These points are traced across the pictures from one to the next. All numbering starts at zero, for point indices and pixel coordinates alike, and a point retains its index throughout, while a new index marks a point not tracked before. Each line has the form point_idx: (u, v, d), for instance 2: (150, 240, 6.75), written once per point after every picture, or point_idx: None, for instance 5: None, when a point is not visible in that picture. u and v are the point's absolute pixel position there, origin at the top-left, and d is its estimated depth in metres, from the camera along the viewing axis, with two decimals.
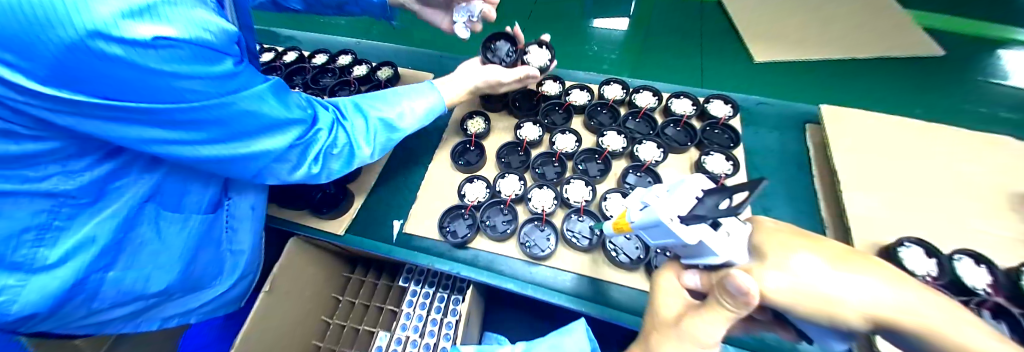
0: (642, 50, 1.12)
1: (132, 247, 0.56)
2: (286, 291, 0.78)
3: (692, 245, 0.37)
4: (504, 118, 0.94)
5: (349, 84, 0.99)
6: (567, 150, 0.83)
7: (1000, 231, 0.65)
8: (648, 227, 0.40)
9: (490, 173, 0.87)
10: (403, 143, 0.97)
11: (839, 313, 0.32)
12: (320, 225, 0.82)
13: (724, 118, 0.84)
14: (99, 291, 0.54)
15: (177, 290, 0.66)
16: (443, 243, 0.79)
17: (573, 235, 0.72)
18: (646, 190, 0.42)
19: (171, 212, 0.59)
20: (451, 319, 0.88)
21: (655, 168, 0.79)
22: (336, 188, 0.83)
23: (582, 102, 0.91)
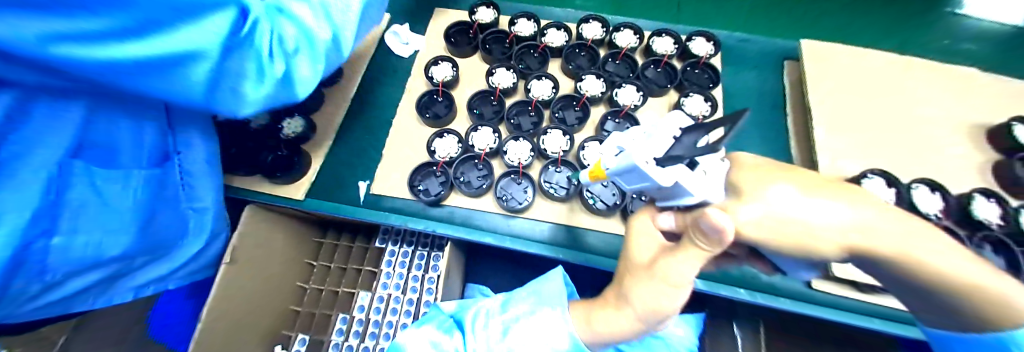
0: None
1: (70, 213, 0.43)
2: (252, 262, 0.74)
3: (667, 188, 0.32)
4: (473, 64, 0.86)
5: None
6: (544, 97, 0.77)
7: (956, 162, 0.68)
8: (622, 174, 0.35)
9: (462, 127, 0.80)
10: (362, 93, 0.87)
11: (814, 245, 0.33)
12: (277, 192, 0.75)
13: (705, 56, 0.79)
14: (48, 262, 0.42)
15: (141, 253, 0.55)
16: (415, 201, 0.76)
17: (551, 186, 0.70)
18: (621, 134, 0.37)
19: (108, 162, 0.47)
20: (433, 275, 0.88)
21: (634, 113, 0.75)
22: (286, 149, 0.75)
23: (559, 44, 0.83)
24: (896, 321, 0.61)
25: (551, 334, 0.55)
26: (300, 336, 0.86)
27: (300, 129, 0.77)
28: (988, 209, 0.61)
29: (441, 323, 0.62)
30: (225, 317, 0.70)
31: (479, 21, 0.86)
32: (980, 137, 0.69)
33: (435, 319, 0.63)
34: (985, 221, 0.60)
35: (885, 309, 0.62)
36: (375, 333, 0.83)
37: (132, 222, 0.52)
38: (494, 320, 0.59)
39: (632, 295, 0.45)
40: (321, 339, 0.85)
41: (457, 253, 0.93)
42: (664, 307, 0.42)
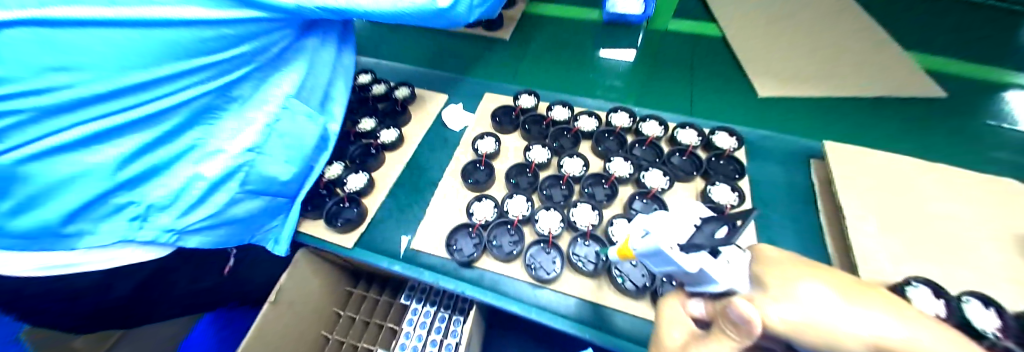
0: (644, 79, 1.13)
1: (271, 139, 0.67)
2: (292, 303, 0.79)
3: (692, 273, 0.35)
4: (515, 141, 0.96)
5: (369, 102, 1.05)
6: (575, 173, 0.83)
7: (1011, 276, 0.64)
8: (648, 256, 0.40)
9: (499, 194, 0.88)
10: (414, 158, 0.98)
11: (841, 342, 0.27)
12: (326, 237, 0.82)
13: (728, 150, 0.85)
14: (246, 172, 0.65)
15: (285, 191, 0.74)
16: (449, 261, 0.80)
17: (579, 260, 0.72)
18: (646, 218, 0.42)
19: (305, 97, 0.72)
20: (452, 341, 0.88)
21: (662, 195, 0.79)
22: (348, 202, 0.86)
23: (590, 129, 0.92)
24: None
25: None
26: None
27: (361, 185, 0.88)
28: None
29: None
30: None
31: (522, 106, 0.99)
32: None
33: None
34: None
35: None
36: None
37: (295, 162, 0.72)
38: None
39: None
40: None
41: (479, 319, 0.93)
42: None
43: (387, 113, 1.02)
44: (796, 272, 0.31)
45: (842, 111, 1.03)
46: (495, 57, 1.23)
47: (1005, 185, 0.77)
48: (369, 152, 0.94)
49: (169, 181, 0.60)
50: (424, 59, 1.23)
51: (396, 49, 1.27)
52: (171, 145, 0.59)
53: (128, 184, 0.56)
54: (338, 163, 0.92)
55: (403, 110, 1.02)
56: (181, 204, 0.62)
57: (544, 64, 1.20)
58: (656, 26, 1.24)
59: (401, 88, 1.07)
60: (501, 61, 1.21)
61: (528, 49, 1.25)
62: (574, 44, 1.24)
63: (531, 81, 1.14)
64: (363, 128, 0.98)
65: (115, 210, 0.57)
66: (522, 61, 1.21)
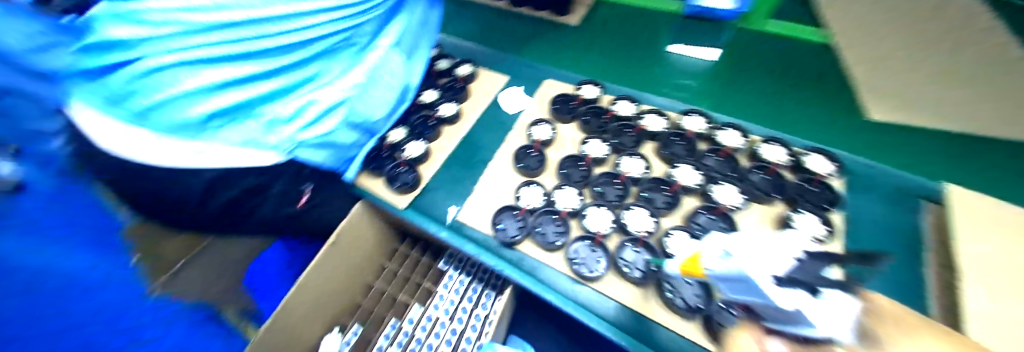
0: (726, 81, 0.97)
1: (377, 78, 0.82)
2: (344, 251, 0.84)
3: (779, 311, 0.31)
4: (571, 131, 0.89)
5: (431, 77, 1.07)
6: (634, 174, 0.78)
7: None
8: (726, 280, 0.36)
9: (548, 182, 0.85)
10: (468, 136, 0.97)
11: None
12: (381, 193, 0.86)
13: (825, 175, 0.68)
14: (358, 100, 0.79)
15: (374, 129, 0.86)
16: (492, 238, 0.81)
17: (625, 265, 0.69)
18: (725, 238, 0.39)
19: (400, 50, 0.88)
20: (482, 312, 0.93)
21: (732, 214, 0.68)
22: (406, 167, 0.89)
23: (656, 129, 0.82)
24: None
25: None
26: (354, 327, 0.93)
27: (419, 154, 0.90)
28: None
29: None
30: (310, 293, 0.80)
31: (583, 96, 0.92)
32: None
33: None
34: None
35: None
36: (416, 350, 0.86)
37: (388, 103, 0.86)
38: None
39: None
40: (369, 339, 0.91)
41: (513, 298, 0.94)
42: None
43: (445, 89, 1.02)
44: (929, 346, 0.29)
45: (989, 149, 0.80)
46: (560, 41, 1.15)
47: None
48: (428, 123, 0.95)
49: (299, 96, 0.73)
50: (487, 37, 1.19)
51: (462, 24, 1.24)
52: (297, 72, 0.72)
53: (268, 98, 0.69)
54: (403, 128, 0.94)
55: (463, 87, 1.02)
56: (302, 121, 0.73)
57: (609, 53, 1.09)
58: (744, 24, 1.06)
59: (462, 65, 1.05)
60: (564, 48, 1.12)
61: (592, 35, 1.14)
62: (646, 35, 1.11)
63: (595, 71, 1.04)
64: (425, 100, 0.99)
65: (252, 118, 0.68)
66: (585, 48, 1.11)
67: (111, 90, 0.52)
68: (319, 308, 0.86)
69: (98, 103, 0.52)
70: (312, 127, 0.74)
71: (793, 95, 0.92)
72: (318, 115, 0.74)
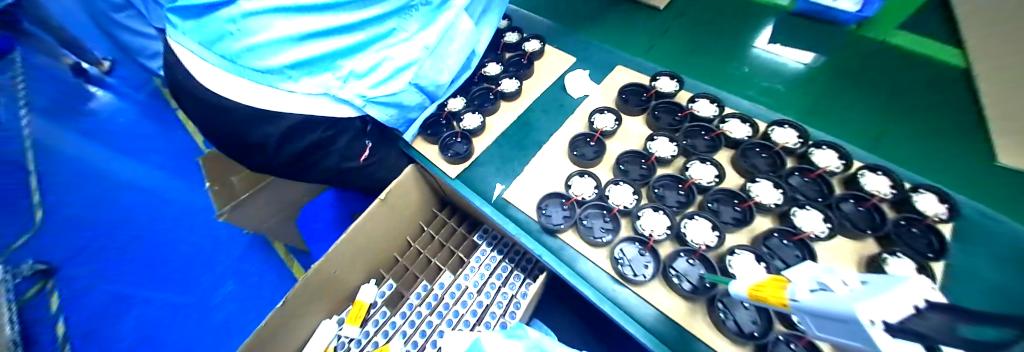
0: (826, 94, 0.84)
1: (443, 44, 0.80)
2: (388, 211, 0.87)
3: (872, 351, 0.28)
4: (637, 126, 0.84)
5: (497, 49, 1.05)
6: (703, 182, 0.72)
7: None
8: (820, 316, 0.32)
9: (603, 175, 0.81)
10: (525, 115, 0.94)
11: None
12: (439, 163, 0.87)
13: (934, 218, 0.58)
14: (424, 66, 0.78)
15: (436, 93, 0.86)
16: (534, 221, 0.79)
17: (675, 276, 0.65)
18: (842, 274, 0.34)
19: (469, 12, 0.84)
20: (509, 291, 0.92)
21: (813, 243, 0.60)
22: (461, 137, 0.90)
23: (738, 137, 0.74)
24: None
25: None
26: (389, 282, 0.99)
27: (475, 126, 0.90)
28: None
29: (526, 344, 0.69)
30: (354, 241, 0.84)
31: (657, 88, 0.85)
32: None
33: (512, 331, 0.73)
34: None
35: None
36: (442, 315, 0.89)
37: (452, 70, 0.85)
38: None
39: None
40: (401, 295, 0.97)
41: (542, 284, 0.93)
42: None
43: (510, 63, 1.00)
44: None
45: None
46: (636, 27, 1.07)
47: None
48: (489, 97, 0.95)
49: (371, 55, 0.72)
50: (559, 14, 1.14)
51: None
52: (376, 28, 0.69)
53: (345, 52, 0.68)
54: (460, 97, 0.95)
55: (528, 63, 0.99)
56: (374, 78, 0.73)
57: (686, 48, 1.00)
58: (864, 32, 0.90)
59: (531, 41, 1.02)
60: (641, 35, 1.05)
61: (671, 27, 1.04)
62: (735, 30, 0.99)
63: (670, 63, 0.97)
64: (489, 73, 0.99)
65: (327, 69, 0.69)
66: (663, 40, 1.02)
67: (209, 30, 0.59)
68: (362, 258, 0.92)
69: (198, 41, 0.62)
70: (381, 86, 0.75)
71: (908, 123, 0.78)
72: (387, 76, 0.74)
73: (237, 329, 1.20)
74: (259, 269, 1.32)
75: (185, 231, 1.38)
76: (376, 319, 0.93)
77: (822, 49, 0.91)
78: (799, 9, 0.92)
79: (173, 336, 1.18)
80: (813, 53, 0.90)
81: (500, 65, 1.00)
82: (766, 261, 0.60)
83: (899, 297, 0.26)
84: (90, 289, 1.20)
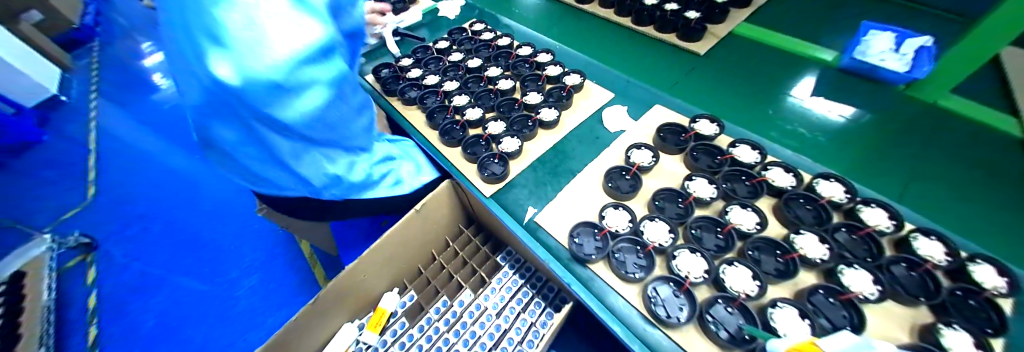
0: (861, 151, 0.82)
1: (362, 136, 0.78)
2: (419, 223, 0.90)
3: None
4: (677, 165, 0.86)
5: (538, 79, 1.09)
6: (744, 229, 0.72)
7: None
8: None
9: (638, 210, 0.83)
10: (563, 142, 0.97)
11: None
12: (474, 179, 0.91)
13: (999, 293, 0.54)
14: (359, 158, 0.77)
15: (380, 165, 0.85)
16: (565, 249, 0.80)
17: (713, 323, 0.64)
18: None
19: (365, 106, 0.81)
20: (530, 319, 0.91)
21: (862, 306, 0.58)
22: (499, 158, 0.93)
23: (782, 185, 0.74)
24: None
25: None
26: (411, 293, 1.00)
27: (514, 149, 0.93)
28: None
29: None
30: (386, 247, 0.87)
31: (696, 130, 0.86)
32: None
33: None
34: None
35: None
36: (458, 333, 0.88)
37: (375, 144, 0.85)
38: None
39: None
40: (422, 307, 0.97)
41: (564, 317, 0.92)
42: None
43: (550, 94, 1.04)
44: None
45: None
46: (672, 68, 1.10)
47: None
48: (528, 124, 0.99)
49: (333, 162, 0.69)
50: (598, 52, 1.20)
51: (579, 38, 1.26)
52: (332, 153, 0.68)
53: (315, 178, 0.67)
54: (502, 122, 0.99)
55: (566, 95, 1.03)
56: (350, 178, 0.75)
57: (724, 90, 1.00)
58: (913, 92, 0.89)
59: (572, 76, 1.07)
60: (676, 75, 1.08)
61: (707, 70, 1.07)
62: (778, 81, 1.00)
63: (705, 104, 0.98)
64: (529, 101, 1.02)
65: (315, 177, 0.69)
66: (700, 82, 1.04)
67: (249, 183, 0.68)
68: (391, 265, 0.95)
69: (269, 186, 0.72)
70: (351, 182, 0.76)
71: (947, 185, 0.73)
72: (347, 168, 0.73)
73: (258, 321, 1.21)
74: (281, 268, 1.33)
75: (223, 225, 1.47)
76: (394, 329, 0.91)
77: (865, 105, 0.90)
78: (843, 65, 0.97)
79: (193, 322, 1.22)
80: (854, 108, 0.90)
81: (540, 95, 1.04)
82: (815, 318, 0.58)
83: None
84: (125, 269, 1.34)
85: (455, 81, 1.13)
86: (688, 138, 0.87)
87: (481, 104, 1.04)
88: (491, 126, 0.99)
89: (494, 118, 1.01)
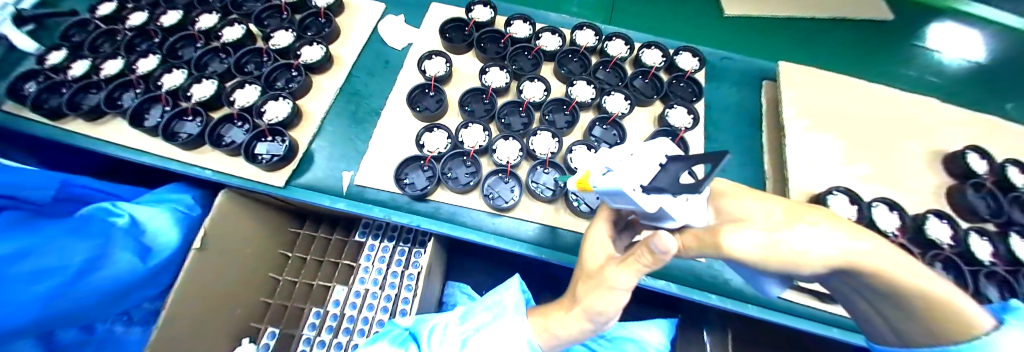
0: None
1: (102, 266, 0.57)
2: (248, 233, 0.79)
3: (651, 212, 0.36)
4: (469, 62, 0.91)
5: (281, 12, 0.96)
6: (535, 99, 0.84)
7: (906, 199, 0.79)
8: (614, 193, 0.38)
9: (452, 122, 0.83)
10: (349, 83, 0.89)
11: (804, 264, 0.38)
12: (247, 174, 0.75)
13: (691, 71, 0.91)
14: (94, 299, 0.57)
15: (138, 284, 0.64)
16: (401, 195, 0.76)
17: (538, 187, 0.75)
18: (608, 153, 0.39)
19: (117, 229, 0.62)
20: (413, 272, 0.89)
21: (621, 120, 0.84)
22: (270, 134, 0.78)
23: (553, 48, 0.92)
24: (855, 331, 0.69)
25: (513, 338, 0.56)
26: (270, 329, 0.85)
27: (285, 115, 0.79)
28: (942, 229, 0.75)
29: (395, 338, 0.64)
30: (204, 311, 0.71)
31: (474, 20, 0.92)
32: (946, 198, 0.80)
33: (389, 334, 0.64)
34: (939, 241, 0.72)
35: (848, 320, 0.69)
36: (349, 329, 0.83)
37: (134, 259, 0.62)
38: (449, 333, 0.61)
39: (582, 302, 0.47)
40: (291, 335, 0.84)
41: (436, 246, 0.95)
42: (602, 307, 0.45)
43: (306, 26, 0.93)
44: (743, 199, 0.45)
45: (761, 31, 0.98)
46: None
47: (927, 119, 0.87)
48: (293, 76, 0.87)
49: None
50: None
51: None
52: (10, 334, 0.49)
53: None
54: (256, 84, 0.85)
55: (327, 22, 0.93)
56: None
57: None
58: None
59: None
60: None
61: None
62: None
63: None
64: (280, 45, 0.89)
65: None
66: None
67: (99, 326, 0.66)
68: (227, 310, 0.78)
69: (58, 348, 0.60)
70: None
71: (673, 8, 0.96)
72: None
73: None
74: None
75: None
76: None
77: None
78: None
79: None
80: None
81: (290, 29, 0.91)
82: (596, 146, 0.80)
83: (643, 164, 0.36)
84: None
85: (155, 54, 0.89)
86: (474, 32, 0.93)
87: (212, 74, 0.84)
88: (241, 97, 0.84)
89: (241, 84, 0.85)
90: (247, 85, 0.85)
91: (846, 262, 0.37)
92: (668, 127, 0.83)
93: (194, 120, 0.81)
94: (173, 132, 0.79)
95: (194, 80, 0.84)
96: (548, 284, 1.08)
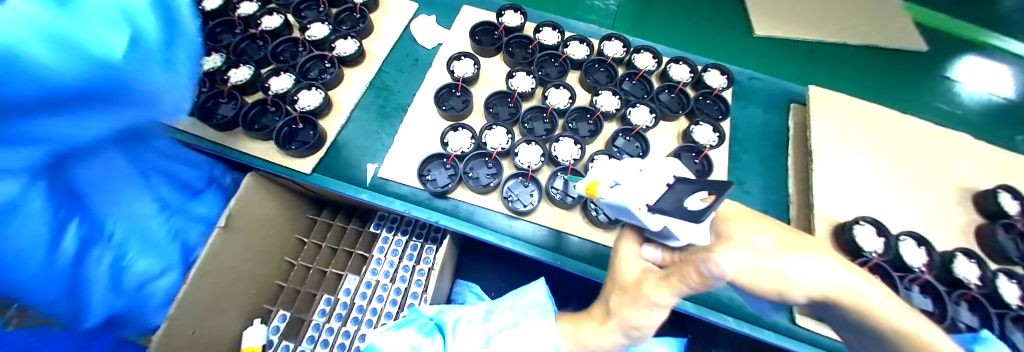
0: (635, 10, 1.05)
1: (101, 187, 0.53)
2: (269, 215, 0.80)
3: (654, 230, 0.37)
4: (496, 66, 0.93)
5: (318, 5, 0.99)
6: (560, 106, 0.85)
7: (932, 235, 0.77)
8: (619, 207, 0.39)
9: (477, 123, 0.85)
10: (378, 78, 0.91)
11: (790, 292, 0.40)
12: (273, 159, 0.77)
13: (718, 89, 0.91)
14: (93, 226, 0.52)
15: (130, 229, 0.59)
16: (421, 190, 0.77)
17: (557, 193, 0.75)
18: (617, 167, 0.40)
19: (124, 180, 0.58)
20: (424, 267, 0.90)
21: (645, 133, 0.84)
22: (302, 122, 0.81)
23: (580, 57, 0.93)
24: None
25: (538, 343, 0.57)
26: (281, 312, 0.86)
27: (316, 104, 0.81)
28: (971, 269, 0.72)
29: (422, 326, 0.64)
30: (218, 287, 0.71)
31: (505, 25, 0.94)
32: (974, 238, 0.78)
33: (416, 322, 0.65)
34: (966, 281, 0.70)
35: None
36: (358, 319, 0.84)
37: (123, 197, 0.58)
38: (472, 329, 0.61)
39: (617, 313, 0.49)
40: (302, 319, 0.86)
41: (450, 246, 0.96)
42: (642, 322, 0.47)
43: (341, 20, 0.96)
44: (739, 218, 0.45)
45: (787, 59, 1.00)
46: None
47: (960, 154, 0.85)
48: (326, 67, 0.89)
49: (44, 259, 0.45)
50: None
51: None
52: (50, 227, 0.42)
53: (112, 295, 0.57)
54: (290, 74, 0.87)
55: (362, 17, 0.95)
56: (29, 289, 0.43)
57: None
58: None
59: None
60: None
61: None
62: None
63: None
64: (316, 37, 0.92)
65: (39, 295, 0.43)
66: None
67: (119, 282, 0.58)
68: (241, 292, 0.80)
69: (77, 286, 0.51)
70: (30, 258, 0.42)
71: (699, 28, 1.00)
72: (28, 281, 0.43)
73: None
74: None
75: None
76: None
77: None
78: None
79: None
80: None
81: (326, 22, 0.94)
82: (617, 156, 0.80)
83: (653, 182, 0.37)
84: None
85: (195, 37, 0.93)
86: (502, 38, 0.94)
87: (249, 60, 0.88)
88: (275, 84, 0.86)
89: (276, 71, 0.87)
90: (282, 73, 0.88)
91: (824, 292, 0.40)
92: (692, 143, 0.83)
93: (229, 103, 0.84)
94: (209, 112, 0.82)
95: (230, 64, 0.87)
96: (558, 292, 1.08)
